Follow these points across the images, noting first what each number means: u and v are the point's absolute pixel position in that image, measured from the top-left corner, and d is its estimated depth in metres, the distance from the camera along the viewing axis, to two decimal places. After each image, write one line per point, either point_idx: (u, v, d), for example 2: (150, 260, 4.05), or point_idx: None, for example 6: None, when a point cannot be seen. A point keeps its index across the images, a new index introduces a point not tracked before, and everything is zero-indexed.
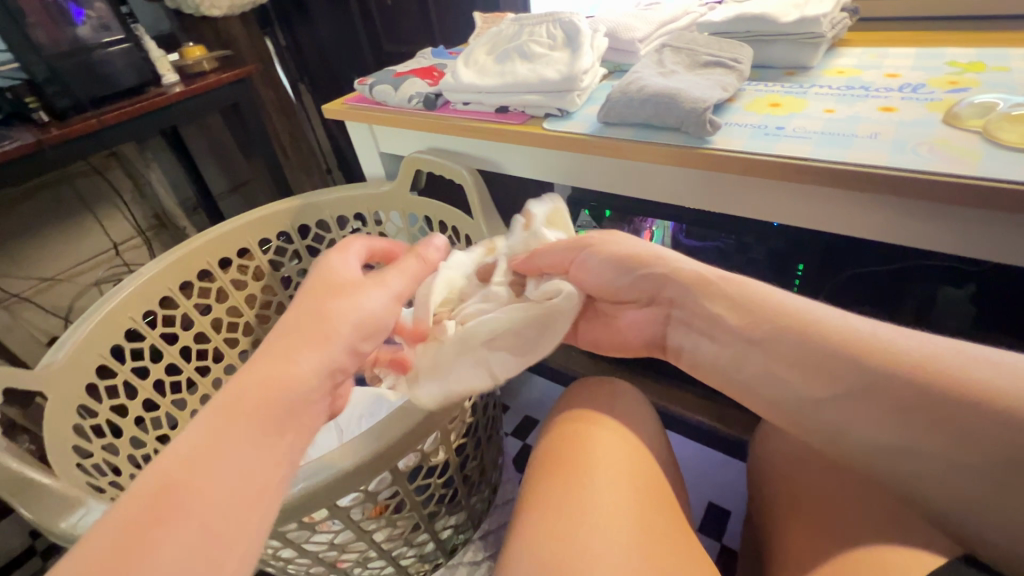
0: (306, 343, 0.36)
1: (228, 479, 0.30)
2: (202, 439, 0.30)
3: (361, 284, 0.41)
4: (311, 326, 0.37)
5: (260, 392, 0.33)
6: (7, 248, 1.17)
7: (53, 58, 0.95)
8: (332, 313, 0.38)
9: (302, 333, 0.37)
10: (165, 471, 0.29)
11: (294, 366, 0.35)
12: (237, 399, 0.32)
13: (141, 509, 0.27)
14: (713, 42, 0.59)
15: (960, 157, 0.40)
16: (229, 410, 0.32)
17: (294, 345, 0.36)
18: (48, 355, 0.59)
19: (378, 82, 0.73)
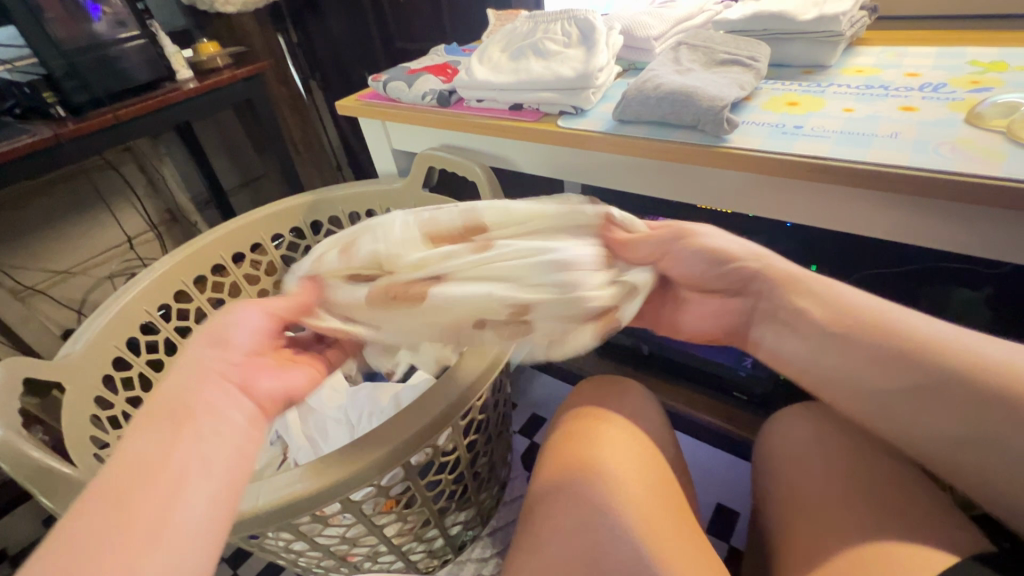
0: (204, 358, 0.35)
1: (157, 485, 0.28)
2: (123, 464, 0.29)
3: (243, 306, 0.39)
4: (203, 346, 0.35)
5: (168, 409, 0.31)
6: (24, 241, 1.19)
7: (72, 53, 0.96)
8: (215, 334, 0.36)
9: (199, 352, 0.35)
10: (91, 499, 0.27)
11: (195, 380, 0.33)
12: (147, 423, 0.31)
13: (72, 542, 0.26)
14: (730, 40, 0.58)
15: (983, 158, 0.40)
16: (146, 431, 0.30)
17: (195, 365, 0.34)
18: (65, 347, 0.59)
19: (392, 78, 0.73)
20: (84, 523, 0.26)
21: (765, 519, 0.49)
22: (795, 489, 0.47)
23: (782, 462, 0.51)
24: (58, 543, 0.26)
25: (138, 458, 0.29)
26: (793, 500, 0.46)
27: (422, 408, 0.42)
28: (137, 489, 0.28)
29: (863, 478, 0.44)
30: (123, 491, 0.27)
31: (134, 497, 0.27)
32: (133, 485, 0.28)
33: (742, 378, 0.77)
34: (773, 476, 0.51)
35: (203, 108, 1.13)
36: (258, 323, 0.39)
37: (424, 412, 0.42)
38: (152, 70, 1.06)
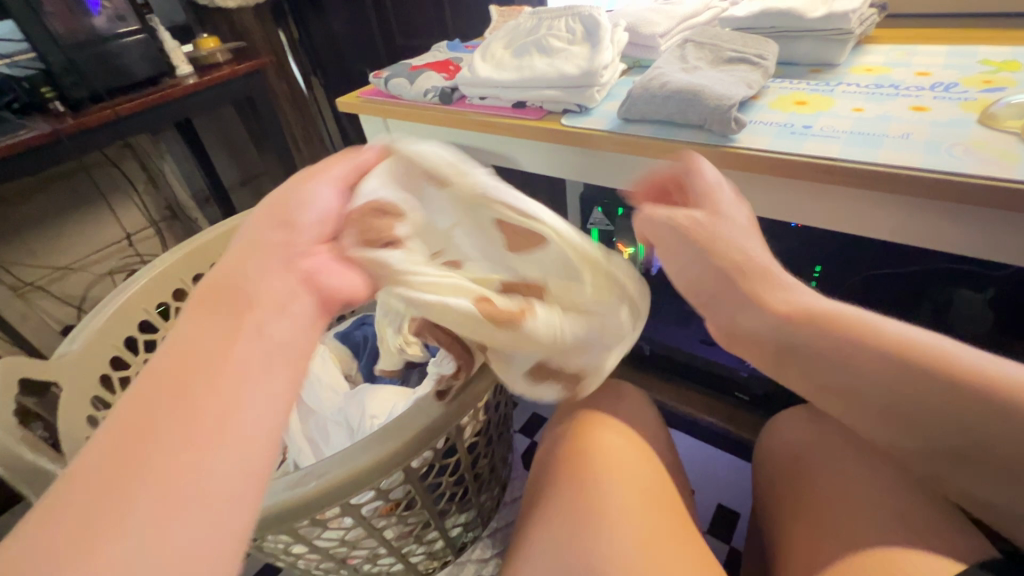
0: (263, 242, 0.33)
1: (221, 372, 0.28)
2: (178, 346, 0.28)
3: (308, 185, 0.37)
4: (266, 227, 0.34)
5: (221, 295, 0.30)
6: (23, 237, 1.18)
7: (70, 49, 0.95)
8: (283, 210, 0.34)
9: (257, 232, 0.33)
10: (155, 377, 0.27)
11: (249, 266, 0.31)
12: (202, 306, 0.30)
13: (142, 415, 0.25)
14: (737, 37, 0.57)
15: (998, 160, 0.39)
16: (199, 316, 0.29)
17: (253, 248, 0.33)
18: (63, 346, 0.59)
19: (393, 75, 0.72)
20: (145, 400, 0.26)
21: (764, 525, 0.49)
22: (796, 493, 0.47)
23: (781, 466, 0.50)
24: (119, 422, 0.25)
25: (193, 343, 0.28)
26: (793, 504, 0.46)
27: (422, 412, 0.42)
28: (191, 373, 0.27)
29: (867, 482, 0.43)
30: (181, 375, 0.27)
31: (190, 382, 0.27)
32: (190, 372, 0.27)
33: (745, 379, 0.76)
34: (772, 480, 0.50)
35: (204, 103, 1.12)
36: (328, 207, 0.36)
37: (425, 416, 0.42)
38: (152, 65, 1.05)
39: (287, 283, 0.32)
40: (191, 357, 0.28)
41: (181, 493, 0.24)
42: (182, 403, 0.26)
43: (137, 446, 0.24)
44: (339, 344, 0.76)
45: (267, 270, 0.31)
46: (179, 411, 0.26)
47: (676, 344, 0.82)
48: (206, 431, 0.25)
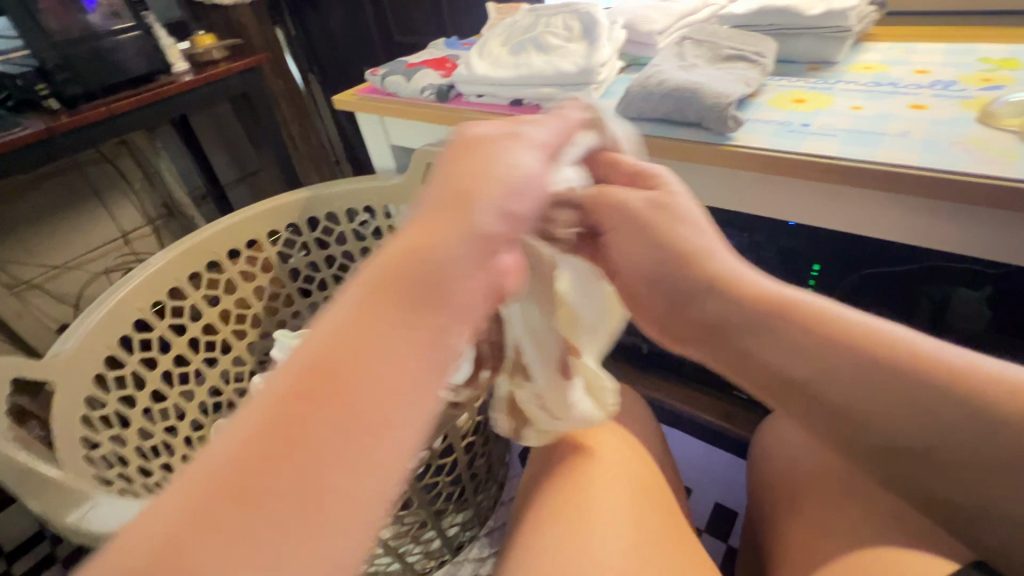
0: (459, 204, 0.27)
1: (382, 357, 0.22)
2: (353, 307, 0.23)
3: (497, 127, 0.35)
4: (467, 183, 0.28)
5: (404, 262, 0.25)
6: (18, 235, 1.18)
7: (63, 46, 0.95)
8: (477, 171, 0.29)
9: (454, 180, 0.29)
10: (316, 343, 0.22)
11: (444, 229, 0.26)
12: (382, 264, 0.25)
13: (290, 392, 0.21)
14: (736, 35, 0.57)
15: (997, 158, 0.39)
16: (378, 279, 0.24)
17: (446, 205, 0.27)
18: (56, 345, 0.58)
19: (390, 73, 0.71)
20: (302, 383, 0.21)
21: (758, 524, 0.48)
22: (788, 491, 0.47)
23: (773, 464, 0.50)
24: (278, 377, 0.22)
25: (365, 310, 0.23)
26: (788, 502, 0.45)
27: None
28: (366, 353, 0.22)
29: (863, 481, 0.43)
30: (347, 351, 0.22)
31: (360, 366, 0.22)
32: (358, 349, 0.22)
33: None
34: (766, 478, 0.50)
35: (200, 100, 1.11)
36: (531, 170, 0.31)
37: None
38: (146, 61, 1.04)
39: (482, 274, 0.26)
40: (367, 331, 0.23)
41: (331, 507, 0.20)
42: (346, 389, 0.21)
43: (280, 426, 0.20)
44: None
45: (466, 244, 0.26)
46: (325, 393, 0.21)
47: (674, 343, 0.82)
48: (372, 446, 0.21)
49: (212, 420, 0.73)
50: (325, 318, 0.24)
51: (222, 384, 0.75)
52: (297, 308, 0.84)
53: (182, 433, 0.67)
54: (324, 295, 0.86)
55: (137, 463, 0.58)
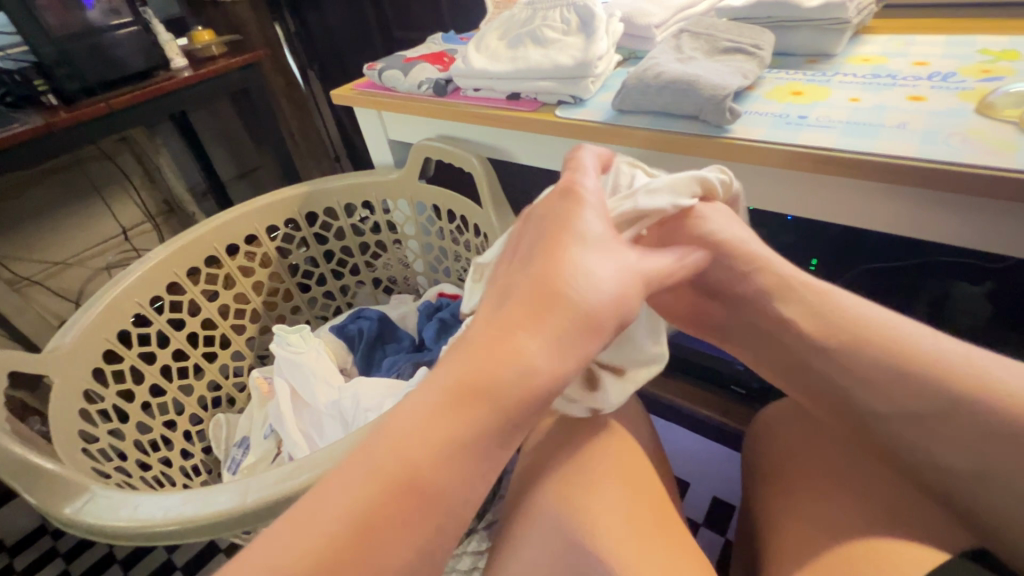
0: (542, 323, 0.34)
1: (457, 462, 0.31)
2: (436, 410, 0.31)
3: (589, 209, 0.40)
4: (555, 299, 0.35)
5: (479, 382, 0.32)
6: (19, 232, 1.18)
7: (62, 41, 0.94)
8: (577, 272, 0.36)
9: (538, 285, 0.35)
10: (403, 452, 0.30)
11: (524, 351, 0.33)
12: (467, 373, 0.32)
13: (387, 486, 0.29)
14: (734, 27, 0.56)
15: (995, 149, 0.38)
16: (462, 388, 0.32)
17: (528, 318, 0.34)
18: (55, 339, 0.59)
19: (387, 67, 0.71)
20: (397, 478, 0.30)
21: (752, 515, 0.49)
22: (781, 482, 0.46)
23: (767, 454, 0.50)
24: (384, 468, 0.30)
25: (442, 419, 0.31)
26: (783, 491, 0.45)
27: None
28: (442, 454, 0.30)
29: (859, 472, 0.43)
30: (432, 452, 0.30)
31: (434, 468, 0.30)
32: (435, 456, 0.30)
33: (741, 372, 0.76)
34: (761, 468, 0.50)
35: (199, 96, 1.11)
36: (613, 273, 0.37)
37: None
38: (146, 57, 1.04)
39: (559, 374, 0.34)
40: (445, 435, 0.31)
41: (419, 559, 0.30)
42: (427, 484, 0.30)
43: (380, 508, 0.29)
44: (333, 337, 0.76)
45: (538, 369, 0.33)
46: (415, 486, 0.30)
47: (673, 337, 0.82)
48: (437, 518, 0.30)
49: (211, 414, 0.73)
50: (410, 411, 0.32)
51: (221, 379, 0.75)
52: (296, 303, 0.85)
53: (181, 427, 0.67)
54: (323, 290, 0.86)
55: (136, 457, 0.58)
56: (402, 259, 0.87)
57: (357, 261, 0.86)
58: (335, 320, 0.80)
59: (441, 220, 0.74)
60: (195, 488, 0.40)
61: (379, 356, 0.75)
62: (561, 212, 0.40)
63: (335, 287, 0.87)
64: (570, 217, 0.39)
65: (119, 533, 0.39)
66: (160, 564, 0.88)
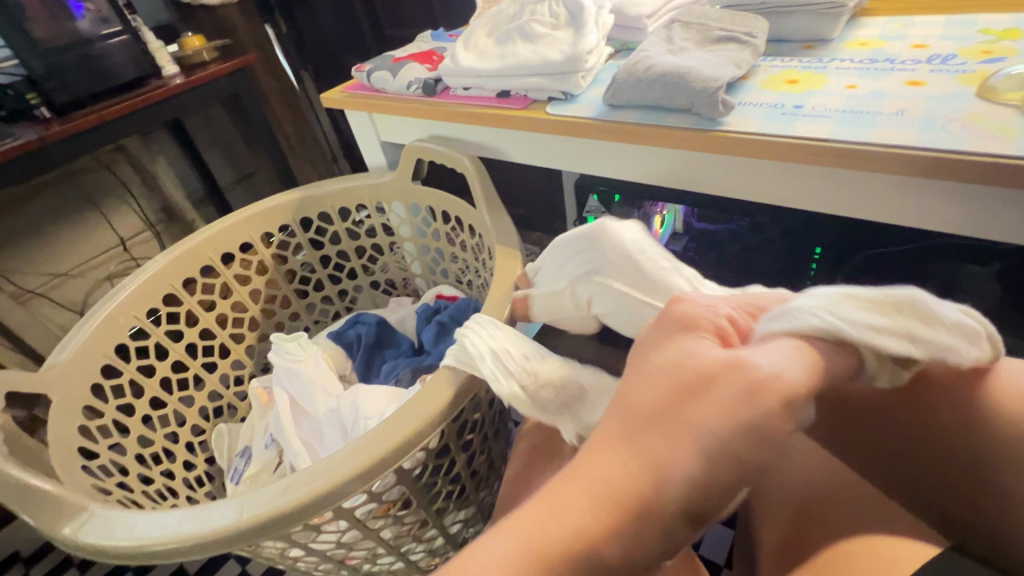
0: (622, 485, 0.24)
1: None
2: (508, 567, 0.24)
3: (698, 342, 0.28)
4: (634, 473, 0.25)
5: (557, 534, 0.24)
6: (19, 246, 1.18)
7: (52, 53, 0.94)
8: (661, 449, 0.25)
9: (620, 438, 0.26)
10: None
11: (605, 522, 0.24)
12: (537, 534, 0.24)
13: None
14: (726, 16, 0.55)
15: (997, 135, 0.37)
16: (527, 556, 0.24)
17: (596, 494, 0.25)
18: (51, 356, 0.59)
19: (375, 68, 0.70)
20: None
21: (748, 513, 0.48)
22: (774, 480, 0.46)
23: None
24: None
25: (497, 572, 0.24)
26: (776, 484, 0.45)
27: (410, 412, 0.41)
28: None
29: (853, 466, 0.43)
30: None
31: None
32: None
33: None
34: None
35: (191, 103, 1.10)
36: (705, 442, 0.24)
37: (411, 418, 0.41)
38: (136, 66, 1.03)
39: (605, 555, 0.24)
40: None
41: None
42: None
43: None
44: (331, 343, 0.76)
45: (624, 531, 0.24)
46: None
47: None
48: None
49: (215, 424, 0.73)
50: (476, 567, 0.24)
51: (222, 388, 0.75)
52: (294, 309, 0.84)
53: (183, 439, 0.67)
54: (321, 295, 0.86)
55: (137, 471, 0.58)
56: (399, 262, 0.87)
57: (354, 265, 0.85)
58: (334, 326, 0.80)
59: (437, 222, 0.73)
60: (193, 506, 0.40)
61: (377, 361, 0.75)
62: (661, 336, 0.29)
63: (333, 292, 0.86)
64: (670, 347, 0.28)
65: (118, 555, 0.39)
66: (171, 570, 0.89)
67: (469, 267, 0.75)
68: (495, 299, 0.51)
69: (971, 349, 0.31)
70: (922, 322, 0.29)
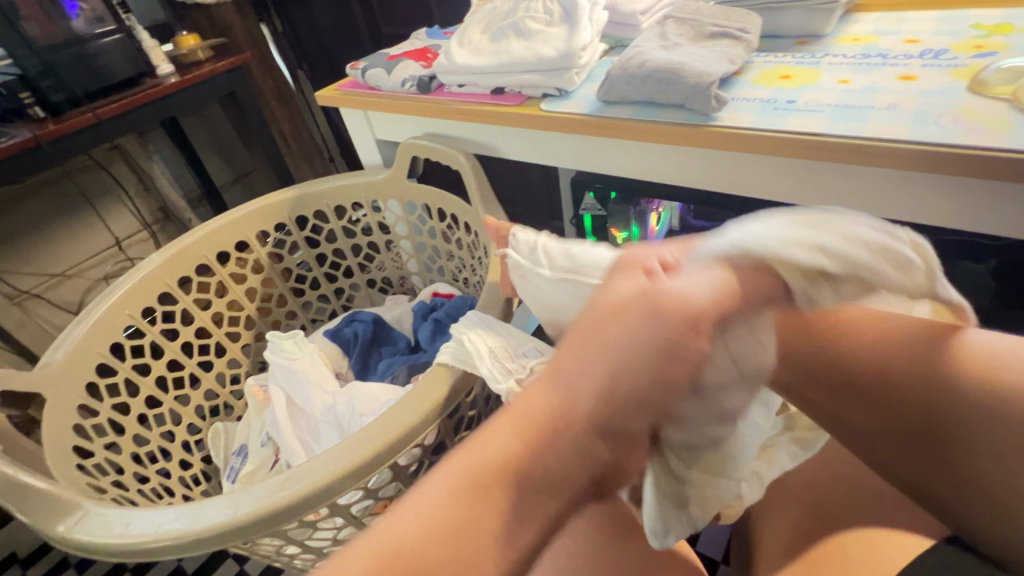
0: (563, 401, 0.28)
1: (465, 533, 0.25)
2: (455, 490, 0.26)
3: (627, 282, 0.32)
4: (572, 391, 0.28)
5: (507, 450, 0.27)
6: (14, 246, 1.18)
7: (45, 52, 0.94)
8: (593, 364, 0.28)
9: (561, 366, 0.29)
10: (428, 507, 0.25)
11: (547, 434, 0.27)
12: (487, 453, 0.27)
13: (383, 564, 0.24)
14: (720, 12, 0.55)
15: (988, 128, 0.37)
16: (479, 472, 0.26)
17: (516, 423, 0.27)
18: (46, 356, 0.58)
19: (370, 66, 0.70)
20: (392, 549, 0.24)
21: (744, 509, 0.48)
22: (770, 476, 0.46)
23: None
24: (380, 536, 0.25)
25: (455, 492, 0.26)
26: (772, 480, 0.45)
27: (406, 409, 0.41)
28: (479, 503, 0.25)
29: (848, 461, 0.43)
30: (456, 538, 0.24)
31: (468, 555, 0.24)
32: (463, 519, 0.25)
33: None
34: None
35: (185, 102, 1.09)
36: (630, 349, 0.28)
37: (405, 416, 0.41)
38: (131, 64, 1.03)
39: (549, 464, 0.26)
40: (471, 528, 0.25)
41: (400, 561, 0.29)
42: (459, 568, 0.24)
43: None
44: (327, 341, 0.76)
45: (565, 442, 0.27)
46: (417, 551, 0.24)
47: None
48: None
49: (211, 424, 0.73)
50: (417, 502, 0.26)
51: (218, 387, 0.75)
52: (291, 308, 0.84)
53: (179, 438, 0.67)
54: (317, 293, 0.86)
55: (132, 470, 0.58)
56: (396, 260, 0.86)
57: (350, 263, 0.85)
58: (330, 325, 0.80)
59: (433, 219, 0.73)
60: (188, 503, 0.40)
61: (374, 358, 0.75)
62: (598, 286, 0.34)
63: (329, 291, 0.86)
64: (604, 290, 0.32)
65: (113, 553, 0.39)
66: (169, 570, 0.89)
67: (465, 264, 0.75)
68: (491, 296, 0.51)
69: (899, 275, 0.32)
70: (836, 235, 0.31)
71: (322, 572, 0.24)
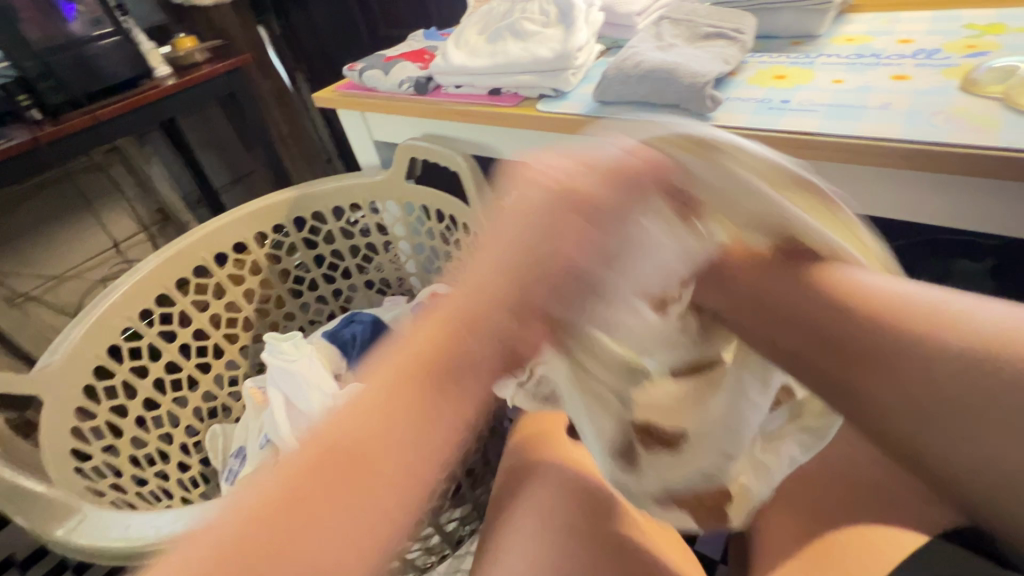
0: (468, 298, 0.27)
1: (392, 443, 0.25)
2: (379, 396, 0.26)
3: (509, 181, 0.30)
4: (477, 288, 0.27)
5: (425, 352, 0.27)
6: (12, 248, 1.18)
7: (44, 53, 0.93)
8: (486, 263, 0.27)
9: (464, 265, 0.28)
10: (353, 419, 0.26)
11: (458, 329, 0.26)
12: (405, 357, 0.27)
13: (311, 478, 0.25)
14: (715, 12, 0.55)
15: (980, 127, 0.38)
16: (396, 376, 0.26)
17: (430, 321, 0.27)
18: (43, 358, 0.59)
19: (368, 67, 0.70)
20: (322, 464, 0.25)
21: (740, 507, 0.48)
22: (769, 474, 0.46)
23: None
24: (311, 450, 0.26)
25: (380, 400, 0.26)
26: None
27: None
28: (403, 408, 0.26)
29: (844, 459, 0.43)
30: (378, 437, 0.25)
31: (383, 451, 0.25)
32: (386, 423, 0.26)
33: None
34: None
35: (184, 104, 1.09)
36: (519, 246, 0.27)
37: None
38: (129, 66, 1.03)
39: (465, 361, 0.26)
40: (382, 431, 0.26)
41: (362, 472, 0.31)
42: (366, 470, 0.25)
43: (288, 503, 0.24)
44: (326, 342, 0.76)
45: (475, 336, 0.26)
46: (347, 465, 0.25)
47: None
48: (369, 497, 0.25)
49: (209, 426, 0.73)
50: (346, 410, 0.26)
51: (216, 389, 0.75)
52: (289, 309, 0.84)
53: (177, 440, 0.67)
54: (315, 294, 0.86)
55: (130, 473, 0.58)
56: (394, 262, 0.86)
57: (349, 265, 0.85)
58: (328, 326, 0.80)
59: (431, 220, 0.73)
60: (186, 505, 0.40)
61: None
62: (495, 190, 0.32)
63: (327, 292, 0.86)
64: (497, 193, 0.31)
65: (111, 553, 0.39)
66: None
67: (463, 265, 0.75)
68: None
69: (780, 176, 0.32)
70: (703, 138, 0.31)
71: (265, 487, 0.25)
